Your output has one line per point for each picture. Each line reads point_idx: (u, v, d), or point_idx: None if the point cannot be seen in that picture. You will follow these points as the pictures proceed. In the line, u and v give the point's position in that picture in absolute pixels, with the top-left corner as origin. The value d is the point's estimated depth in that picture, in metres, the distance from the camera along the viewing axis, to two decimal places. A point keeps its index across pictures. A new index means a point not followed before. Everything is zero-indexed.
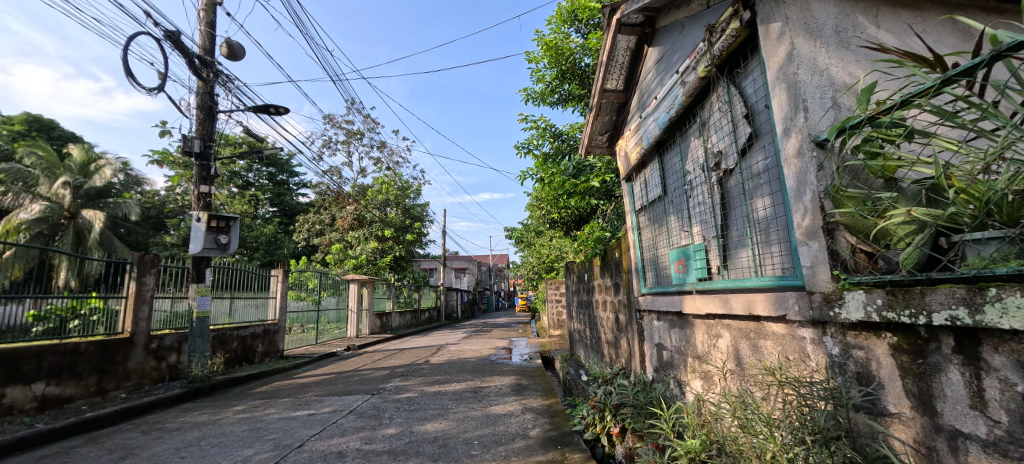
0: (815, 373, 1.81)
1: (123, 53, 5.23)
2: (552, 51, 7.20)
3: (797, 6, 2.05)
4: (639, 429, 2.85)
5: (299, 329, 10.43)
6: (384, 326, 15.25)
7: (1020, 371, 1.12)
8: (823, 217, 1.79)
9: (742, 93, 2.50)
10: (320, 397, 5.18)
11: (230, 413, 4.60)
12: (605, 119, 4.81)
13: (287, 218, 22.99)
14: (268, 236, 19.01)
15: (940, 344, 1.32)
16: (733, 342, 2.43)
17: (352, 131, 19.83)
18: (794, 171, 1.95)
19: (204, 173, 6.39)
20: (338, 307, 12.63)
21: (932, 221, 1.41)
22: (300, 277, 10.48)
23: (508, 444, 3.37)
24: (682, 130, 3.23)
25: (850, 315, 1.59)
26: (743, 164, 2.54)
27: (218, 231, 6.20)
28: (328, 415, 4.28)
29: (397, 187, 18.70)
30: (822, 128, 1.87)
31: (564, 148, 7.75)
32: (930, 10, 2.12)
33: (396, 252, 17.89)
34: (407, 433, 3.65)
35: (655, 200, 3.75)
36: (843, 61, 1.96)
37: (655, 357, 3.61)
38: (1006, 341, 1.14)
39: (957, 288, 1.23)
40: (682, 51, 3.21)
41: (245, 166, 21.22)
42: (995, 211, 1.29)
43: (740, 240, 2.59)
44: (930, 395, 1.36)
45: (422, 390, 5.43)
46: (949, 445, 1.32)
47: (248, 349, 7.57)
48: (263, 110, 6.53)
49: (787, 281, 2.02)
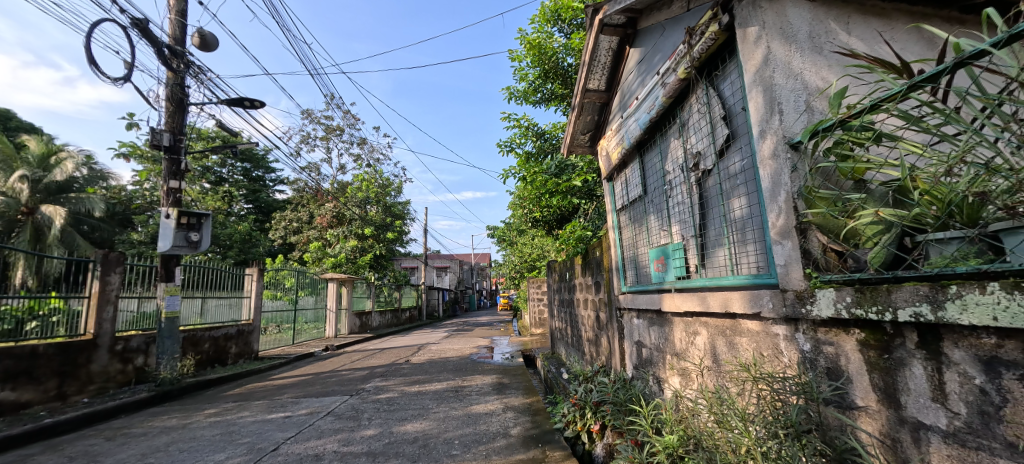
0: (788, 368, 1.86)
1: (86, 41, 4.99)
2: (535, 50, 7.21)
3: (773, 11, 2.10)
4: (619, 425, 2.88)
5: (275, 329, 10.18)
6: (364, 326, 15.05)
7: (979, 365, 1.18)
8: (796, 217, 1.84)
9: (720, 95, 2.56)
10: (297, 399, 5.07)
11: (201, 417, 4.47)
12: (587, 119, 4.84)
13: (263, 215, 22.42)
14: (243, 234, 18.48)
15: (904, 339, 1.37)
16: (710, 339, 2.48)
17: (332, 127, 19.44)
18: (769, 172, 2.00)
19: (173, 168, 6.18)
20: (316, 307, 12.39)
21: (898, 222, 1.46)
22: (277, 275, 10.23)
23: (489, 443, 3.36)
24: (663, 131, 3.28)
25: (821, 312, 1.64)
26: (721, 165, 2.59)
27: (189, 228, 5.99)
28: (305, 417, 4.19)
29: (378, 185, 18.43)
30: (796, 130, 1.92)
31: (546, 147, 7.78)
32: (898, 19, 2.22)
33: (376, 251, 17.65)
34: (386, 434, 3.60)
35: (635, 199, 3.80)
36: (817, 65, 2.02)
37: (635, 355, 3.66)
38: (965, 337, 1.20)
39: (921, 286, 1.28)
40: (663, 52, 3.26)
41: (219, 161, 20.59)
42: (956, 212, 1.34)
43: (717, 239, 2.65)
44: (895, 389, 1.41)
45: (401, 390, 5.38)
46: (912, 437, 1.37)
47: (221, 350, 7.36)
48: (237, 104, 6.33)
49: (761, 279, 2.08)
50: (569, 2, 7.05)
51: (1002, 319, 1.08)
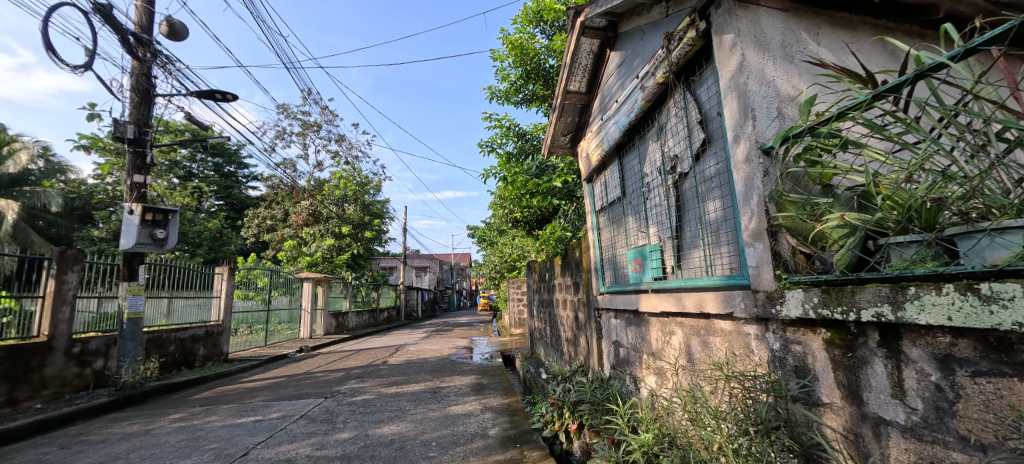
0: (758, 367, 1.92)
1: (43, 25, 4.74)
2: (517, 51, 7.22)
3: (748, 19, 2.14)
4: (596, 425, 2.90)
5: (247, 330, 9.87)
6: (341, 327, 14.77)
7: (936, 363, 1.24)
8: (768, 220, 1.90)
9: (697, 100, 2.61)
10: (269, 402, 4.94)
11: (165, 422, 4.29)
12: (568, 120, 4.88)
13: (235, 212, 21.73)
14: (213, 232, 17.85)
15: (867, 338, 1.43)
16: (685, 339, 2.54)
17: (309, 123, 19.00)
18: (743, 176, 2.05)
19: (138, 162, 5.94)
20: (290, 307, 12.10)
21: (862, 226, 1.52)
22: (249, 275, 9.92)
23: (467, 444, 3.34)
24: (641, 133, 3.34)
25: (791, 312, 1.70)
26: (697, 169, 2.64)
27: (155, 225, 5.75)
28: (277, 421, 4.08)
29: (356, 183, 18.13)
30: (768, 136, 1.98)
31: (527, 148, 7.81)
32: (863, 32, 2.33)
33: (354, 250, 17.31)
34: (361, 437, 3.54)
35: (614, 201, 3.84)
36: (788, 73, 2.09)
37: (613, 354, 3.71)
38: (922, 335, 1.26)
39: (882, 287, 1.33)
40: (643, 56, 3.31)
41: (188, 155, 19.85)
42: (915, 217, 1.38)
43: (693, 241, 2.70)
44: (858, 386, 1.47)
45: (378, 392, 5.29)
46: (873, 431, 1.43)
47: (188, 352, 7.09)
48: (208, 96, 6.11)
49: (734, 280, 2.14)
50: (552, 4, 7.09)
51: (956, 319, 1.14)
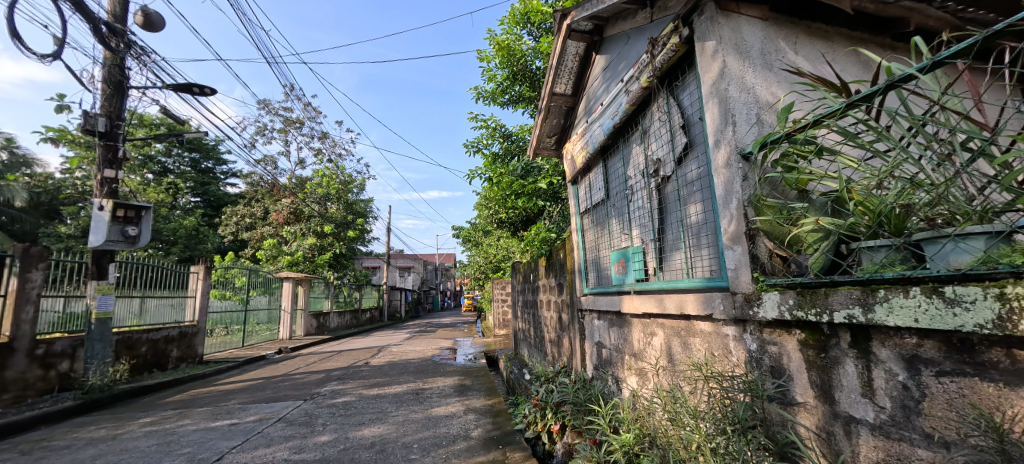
0: (736, 367, 1.97)
1: (8, 11, 4.54)
2: (504, 52, 7.22)
3: (729, 27, 2.19)
4: (578, 425, 2.92)
5: (223, 331, 9.63)
6: (322, 327, 14.53)
7: (903, 363, 1.28)
8: (746, 224, 1.94)
9: (680, 105, 2.66)
10: (245, 405, 4.83)
11: (135, 426, 4.16)
12: (553, 122, 4.91)
13: (212, 209, 21.17)
14: (189, 229, 17.35)
15: (839, 339, 1.47)
16: (666, 340, 2.58)
17: (291, 120, 18.67)
18: (723, 180, 2.10)
19: (110, 155, 5.76)
20: (269, 307, 11.85)
21: (835, 231, 1.56)
22: (226, 274, 9.66)
23: (449, 446, 3.32)
24: (625, 137, 3.38)
25: (767, 313, 1.74)
26: (679, 172, 2.68)
27: (126, 222, 5.56)
28: (253, 424, 3.99)
29: (339, 181, 17.88)
30: (747, 142, 2.02)
31: (513, 149, 7.84)
32: (838, 42, 2.41)
33: (336, 249, 17.04)
34: (341, 440, 3.49)
35: (598, 203, 3.88)
36: (767, 81, 2.14)
37: (596, 355, 3.74)
38: (891, 336, 1.30)
39: (853, 290, 1.37)
40: (627, 60, 3.35)
41: (164, 150, 19.23)
42: (885, 222, 1.43)
43: (674, 243, 2.74)
44: (830, 386, 1.52)
45: (360, 394, 5.22)
46: (845, 429, 1.47)
47: (161, 353, 6.87)
48: (185, 89, 5.95)
49: (714, 282, 2.18)
50: (539, 6, 7.13)
51: (923, 320, 1.18)
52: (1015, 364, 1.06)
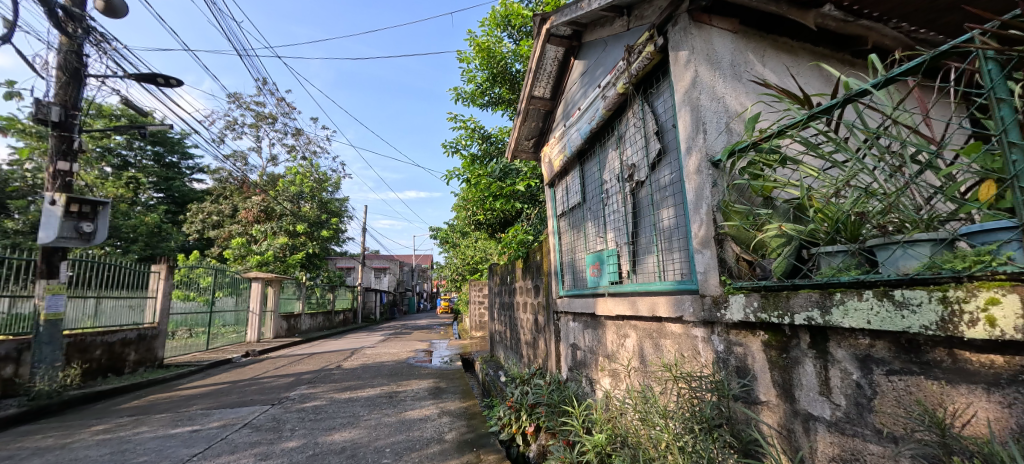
0: (704, 367, 2.03)
1: None
2: (484, 53, 7.24)
3: (701, 38, 2.26)
4: (552, 427, 2.94)
5: (186, 334, 9.23)
6: (292, 330, 14.13)
7: (857, 362, 1.35)
8: (715, 229, 2.02)
9: (654, 112, 2.72)
10: (208, 411, 4.65)
11: (86, 434, 3.94)
12: (532, 125, 4.95)
13: (176, 206, 20.28)
14: (151, 227, 16.56)
15: (799, 340, 1.54)
16: (638, 341, 2.64)
17: (262, 115, 18.14)
18: (694, 186, 2.17)
19: (64, 147, 5.46)
20: (236, 308, 11.43)
21: (797, 237, 1.63)
22: (191, 274, 9.27)
23: (422, 449, 3.29)
24: (602, 141, 3.44)
25: (733, 316, 1.81)
26: (652, 177, 2.74)
27: (81, 218, 5.27)
28: (217, 430, 3.85)
29: (313, 179, 17.46)
30: (716, 149, 2.09)
31: (492, 150, 7.87)
32: (802, 57, 2.53)
33: (309, 249, 16.50)
34: (310, 445, 3.40)
35: (575, 206, 3.93)
36: (736, 91, 2.23)
37: (570, 356, 3.79)
38: (846, 337, 1.37)
39: (813, 293, 1.44)
40: (605, 67, 3.41)
41: (125, 143, 18.32)
42: (841, 229, 1.50)
43: (647, 246, 2.81)
44: (791, 385, 1.58)
45: (331, 397, 5.11)
46: (803, 426, 1.54)
47: (118, 357, 6.53)
48: (149, 80, 5.70)
49: (684, 285, 2.24)
50: (519, 10, 7.19)
51: (875, 322, 1.25)
52: (956, 363, 1.13)
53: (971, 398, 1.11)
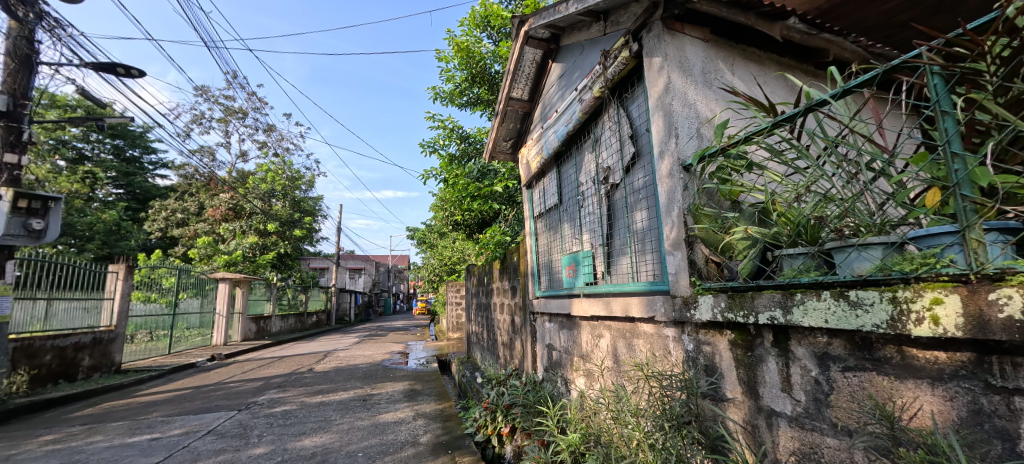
0: (674, 366, 2.08)
1: None
2: (463, 53, 7.22)
3: (674, 45, 2.32)
4: (528, 427, 2.96)
5: (146, 337, 8.82)
6: (261, 332, 13.69)
7: (815, 359, 1.42)
8: (685, 231, 2.08)
9: (629, 116, 2.77)
10: (169, 418, 4.45)
11: (33, 445, 3.70)
12: (510, 126, 4.96)
13: (137, 203, 19.35)
14: (109, 225, 15.78)
15: (763, 339, 1.61)
16: (612, 342, 2.68)
17: (232, 110, 17.53)
18: (666, 189, 2.22)
19: (11, 138, 5.15)
20: (202, 310, 11.00)
21: (762, 239, 1.70)
22: (152, 274, 8.86)
23: (396, 453, 3.25)
24: (578, 144, 3.48)
25: (702, 315, 1.87)
26: (627, 180, 2.80)
27: (30, 215, 4.97)
28: (179, 438, 3.70)
29: (286, 177, 17.00)
30: (688, 154, 2.15)
31: (470, 151, 7.87)
32: (768, 67, 2.64)
33: (280, 249, 16.04)
34: (279, 452, 3.31)
35: (552, 208, 3.96)
36: (706, 98, 2.30)
37: (546, 357, 3.82)
38: (806, 336, 1.44)
39: (776, 294, 1.51)
40: (582, 70, 3.46)
41: (81, 135, 17.40)
42: (802, 232, 1.57)
43: (621, 248, 2.86)
44: (756, 382, 1.64)
45: (302, 402, 4.98)
46: (766, 422, 1.60)
47: (70, 363, 6.18)
48: (108, 70, 5.43)
49: (656, 286, 2.30)
50: (499, 10, 7.21)
51: (832, 321, 1.31)
52: (904, 359, 1.20)
53: (918, 392, 1.17)
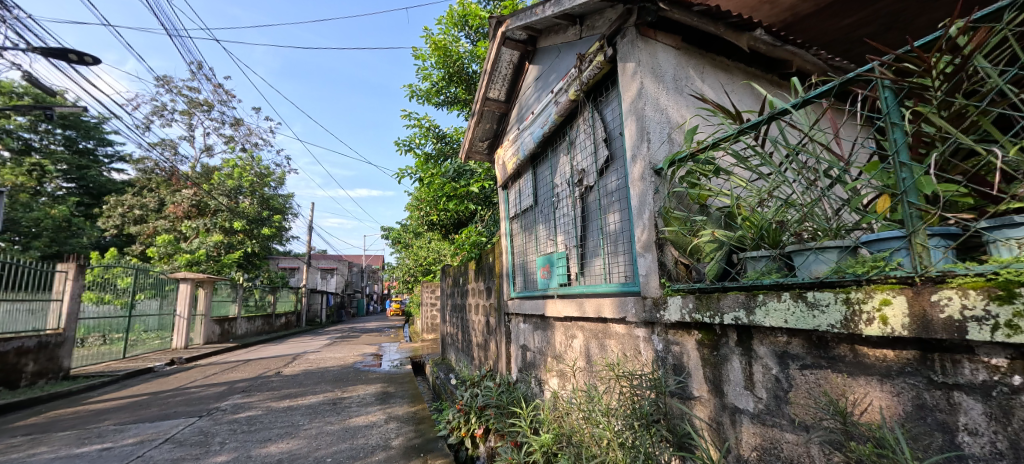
0: (644, 365, 2.13)
1: None
2: (440, 51, 7.17)
3: (647, 51, 2.37)
4: (501, 428, 2.96)
5: (99, 340, 8.35)
6: (225, 334, 13.17)
7: (775, 358, 1.48)
8: (656, 234, 2.12)
9: (603, 119, 2.82)
10: (123, 426, 4.23)
11: None
12: (486, 127, 4.95)
13: (91, 198, 18.31)
14: (59, 221, 14.89)
15: (728, 338, 1.66)
16: (585, 342, 2.71)
17: (196, 102, 16.80)
18: (638, 192, 2.27)
19: None
20: (161, 312, 10.50)
21: (728, 241, 1.76)
22: (106, 274, 8.38)
23: (367, 457, 3.19)
24: (554, 146, 3.51)
25: (671, 316, 1.91)
26: (600, 183, 2.84)
27: None
28: (133, 447, 3.52)
29: (254, 174, 16.42)
30: (659, 158, 2.20)
31: (446, 150, 7.83)
32: (736, 75, 2.73)
33: (247, 248, 15.49)
34: (242, 459, 3.20)
35: (527, 209, 3.98)
36: (677, 104, 2.37)
37: (520, 358, 3.83)
38: (767, 335, 1.49)
39: (740, 295, 1.56)
40: (558, 73, 3.50)
41: (29, 125, 16.33)
42: (764, 236, 1.63)
43: (595, 249, 2.90)
44: (721, 380, 1.70)
45: (268, 406, 4.82)
46: (730, 419, 1.66)
47: (11, 369, 5.78)
48: (59, 56, 5.12)
49: (628, 287, 2.34)
50: (477, 10, 7.20)
51: (791, 321, 1.37)
52: (856, 357, 1.26)
53: (868, 388, 1.24)
